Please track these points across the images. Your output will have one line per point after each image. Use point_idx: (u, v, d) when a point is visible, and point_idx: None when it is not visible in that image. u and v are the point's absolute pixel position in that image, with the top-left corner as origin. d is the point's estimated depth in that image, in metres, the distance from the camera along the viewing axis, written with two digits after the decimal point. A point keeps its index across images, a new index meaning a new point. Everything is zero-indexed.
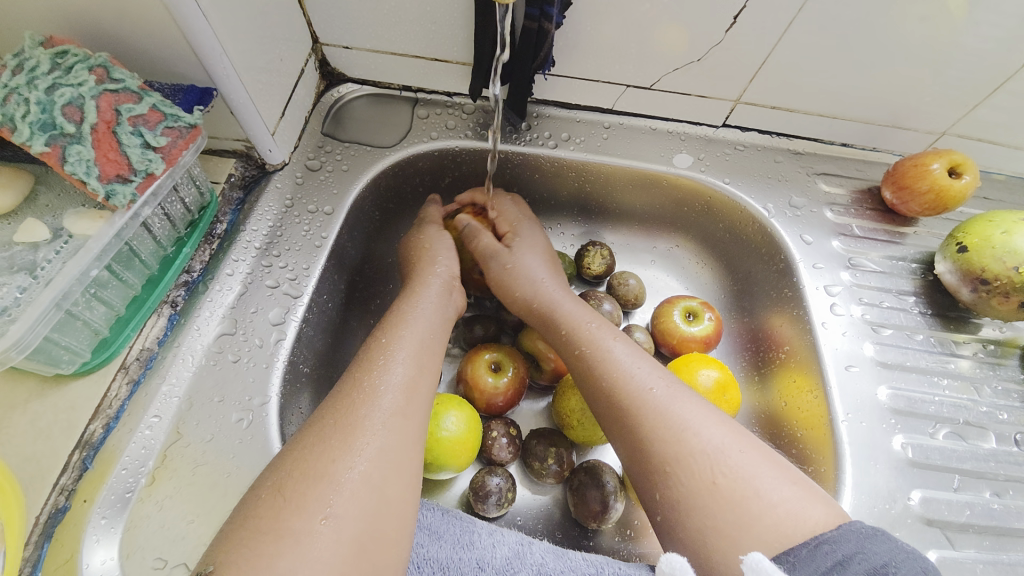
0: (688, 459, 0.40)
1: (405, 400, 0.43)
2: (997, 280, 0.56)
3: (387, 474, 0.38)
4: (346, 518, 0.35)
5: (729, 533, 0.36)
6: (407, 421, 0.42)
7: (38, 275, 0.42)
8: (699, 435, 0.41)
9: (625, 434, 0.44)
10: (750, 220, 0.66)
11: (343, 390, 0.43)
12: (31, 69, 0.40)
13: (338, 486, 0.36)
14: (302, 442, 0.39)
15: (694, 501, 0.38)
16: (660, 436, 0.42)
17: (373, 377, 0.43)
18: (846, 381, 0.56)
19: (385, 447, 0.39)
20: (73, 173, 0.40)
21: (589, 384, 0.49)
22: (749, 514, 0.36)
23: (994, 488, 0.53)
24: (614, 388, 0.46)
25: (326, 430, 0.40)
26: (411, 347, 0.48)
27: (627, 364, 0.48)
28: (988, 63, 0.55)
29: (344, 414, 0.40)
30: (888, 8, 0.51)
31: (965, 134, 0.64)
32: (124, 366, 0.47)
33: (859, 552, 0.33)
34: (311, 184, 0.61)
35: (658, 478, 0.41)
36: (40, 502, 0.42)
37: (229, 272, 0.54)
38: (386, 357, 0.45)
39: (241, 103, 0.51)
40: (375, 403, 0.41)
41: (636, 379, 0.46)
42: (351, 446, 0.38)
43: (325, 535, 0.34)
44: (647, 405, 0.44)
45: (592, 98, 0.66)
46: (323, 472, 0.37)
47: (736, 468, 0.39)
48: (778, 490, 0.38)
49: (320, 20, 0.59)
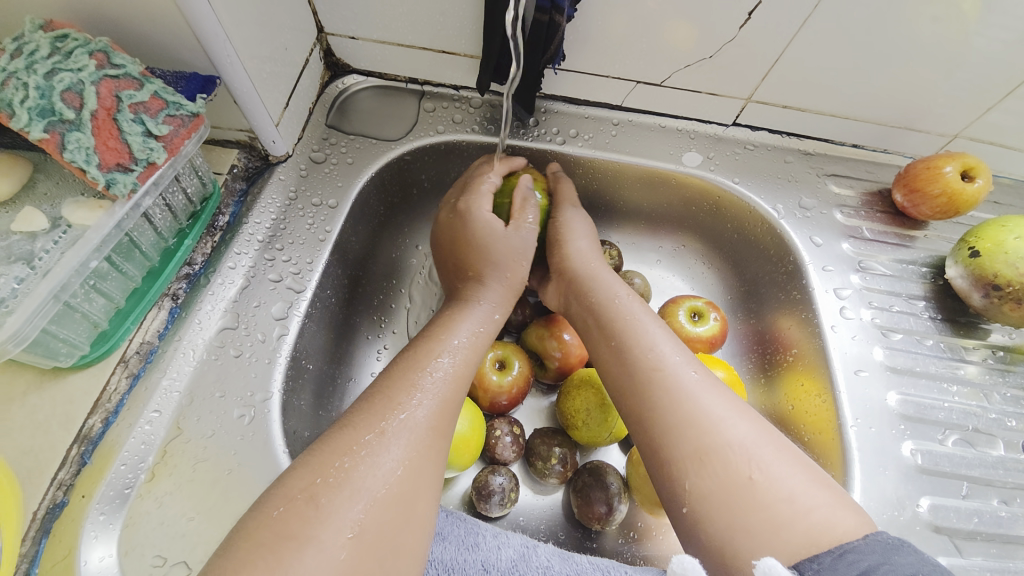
0: (724, 452, 0.39)
1: (442, 413, 0.42)
2: (1009, 285, 0.55)
3: (414, 485, 0.37)
4: (369, 528, 0.34)
5: (759, 532, 0.36)
6: (441, 437, 0.41)
7: (35, 266, 0.40)
8: (734, 429, 0.40)
9: (652, 419, 0.43)
10: (760, 221, 0.65)
11: (390, 395, 0.41)
12: (30, 53, 0.39)
13: (368, 496, 0.35)
14: (337, 445, 0.37)
15: (725, 496, 0.37)
16: (696, 425, 0.41)
17: (420, 386, 0.42)
18: (856, 386, 0.56)
19: (418, 460, 0.38)
20: (73, 161, 0.39)
21: (618, 366, 0.48)
22: (783, 516, 0.36)
23: (1002, 495, 0.53)
24: (649, 371, 0.45)
25: (366, 435, 0.38)
26: (456, 354, 0.46)
27: (664, 348, 0.47)
28: (1004, 65, 0.54)
29: (386, 421, 0.39)
30: (905, 9, 0.50)
31: (976, 137, 0.63)
32: (123, 359, 0.46)
33: (884, 563, 0.32)
34: (315, 177, 0.60)
35: (689, 467, 0.39)
36: (37, 498, 0.41)
37: (231, 265, 0.53)
38: (432, 360, 0.45)
39: (245, 93, 0.50)
40: (415, 412, 0.40)
41: (672, 364, 0.45)
42: (388, 452, 0.38)
43: (339, 538, 0.33)
44: (684, 392, 0.43)
45: (601, 94, 0.65)
46: (348, 475, 0.36)
47: (770, 467, 0.38)
48: (812, 495, 0.37)
49: (326, 9, 0.58)
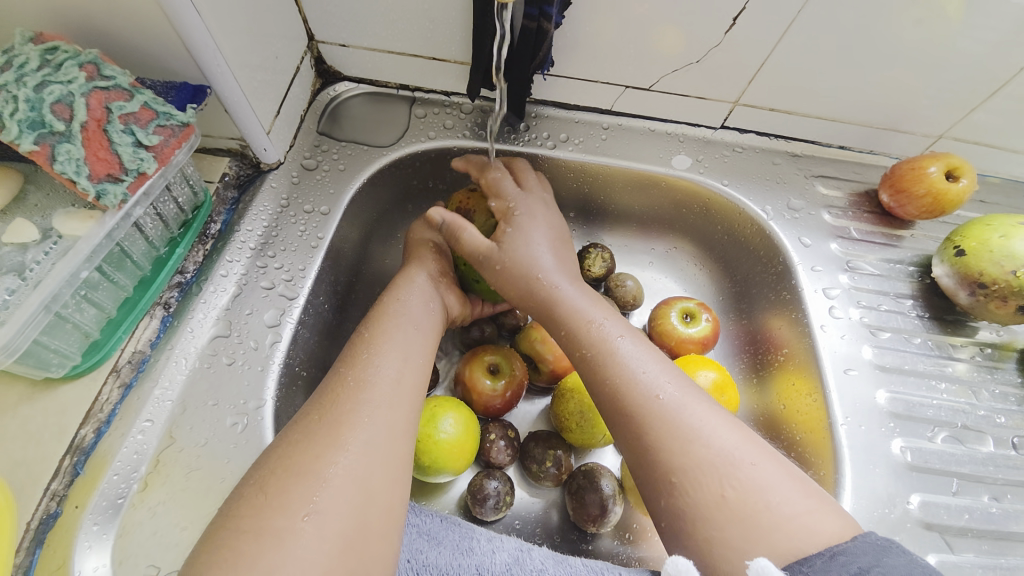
0: (696, 471, 0.39)
1: (392, 391, 0.42)
2: (995, 284, 0.56)
3: (373, 466, 0.38)
4: (330, 514, 0.35)
5: (736, 546, 0.36)
6: (394, 410, 0.41)
7: (26, 277, 0.41)
8: (707, 447, 0.40)
9: (631, 437, 0.43)
10: (749, 222, 0.66)
11: (331, 383, 0.42)
12: (20, 65, 0.39)
13: (323, 481, 0.36)
14: (285, 440, 0.39)
15: (699, 514, 0.38)
16: (667, 447, 0.41)
17: (359, 369, 0.43)
18: (845, 385, 0.56)
19: (372, 440, 0.39)
20: (62, 173, 0.39)
21: (594, 387, 0.47)
22: (756, 530, 0.36)
23: (992, 491, 0.53)
24: (619, 395, 0.45)
25: (311, 426, 0.39)
26: (398, 336, 0.47)
27: (633, 369, 0.46)
28: (985, 66, 0.55)
29: (329, 409, 0.40)
30: (887, 12, 0.51)
31: (962, 137, 0.64)
32: (115, 369, 0.46)
33: (876, 565, 0.33)
34: (306, 184, 0.61)
35: (663, 488, 0.40)
36: (30, 509, 0.41)
37: (223, 273, 0.53)
38: (377, 355, 0.45)
39: (235, 102, 0.50)
40: (362, 396, 0.41)
41: (642, 386, 0.44)
42: (338, 436, 0.38)
43: (308, 537, 0.33)
44: (655, 414, 0.42)
45: (591, 98, 0.66)
46: (310, 468, 0.36)
47: (745, 482, 0.38)
48: (791, 502, 0.37)
49: (316, 17, 0.58)
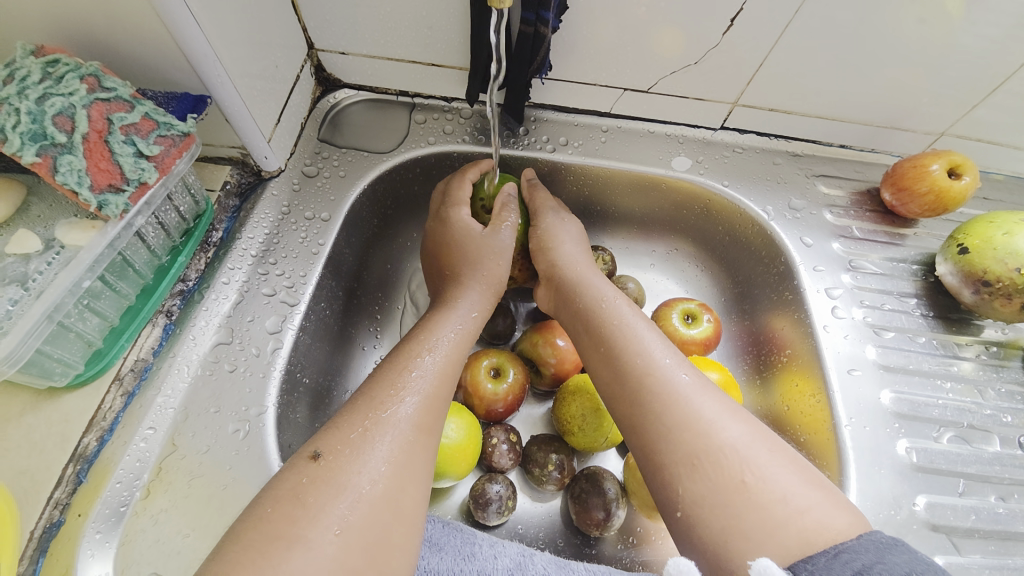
0: (716, 455, 0.39)
1: (428, 415, 0.43)
2: (999, 281, 0.55)
3: (405, 483, 0.38)
4: (357, 527, 0.35)
5: (753, 534, 0.36)
6: (427, 438, 0.41)
7: (29, 287, 0.41)
8: (726, 431, 0.40)
9: (648, 422, 0.43)
10: (750, 223, 0.66)
11: (375, 397, 0.42)
12: (22, 78, 0.39)
13: (357, 496, 0.36)
14: (327, 447, 0.38)
15: (719, 499, 0.38)
16: (688, 429, 0.41)
17: (404, 387, 0.43)
18: (849, 384, 0.56)
19: (405, 460, 0.39)
20: (64, 184, 0.40)
21: (610, 370, 0.48)
22: (777, 518, 0.36)
23: (999, 491, 0.53)
24: (642, 374, 0.46)
25: (352, 437, 0.39)
26: (441, 357, 0.47)
27: (655, 352, 0.47)
28: (986, 62, 0.54)
29: (374, 423, 0.40)
30: (885, 9, 0.51)
31: (964, 134, 0.63)
32: (118, 377, 0.47)
33: (878, 563, 0.32)
34: (307, 191, 0.61)
35: (682, 470, 0.40)
36: (34, 518, 0.42)
37: (224, 281, 0.53)
38: (418, 367, 0.45)
39: (236, 111, 0.51)
40: (401, 415, 0.41)
41: (665, 368, 0.45)
42: (374, 454, 0.38)
43: (334, 545, 0.33)
44: (678, 395, 0.43)
45: (589, 101, 0.66)
46: (343, 481, 0.36)
47: (764, 469, 0.38)
48: (806, 496, 0.37)
49: (316, 26, 0.59)
